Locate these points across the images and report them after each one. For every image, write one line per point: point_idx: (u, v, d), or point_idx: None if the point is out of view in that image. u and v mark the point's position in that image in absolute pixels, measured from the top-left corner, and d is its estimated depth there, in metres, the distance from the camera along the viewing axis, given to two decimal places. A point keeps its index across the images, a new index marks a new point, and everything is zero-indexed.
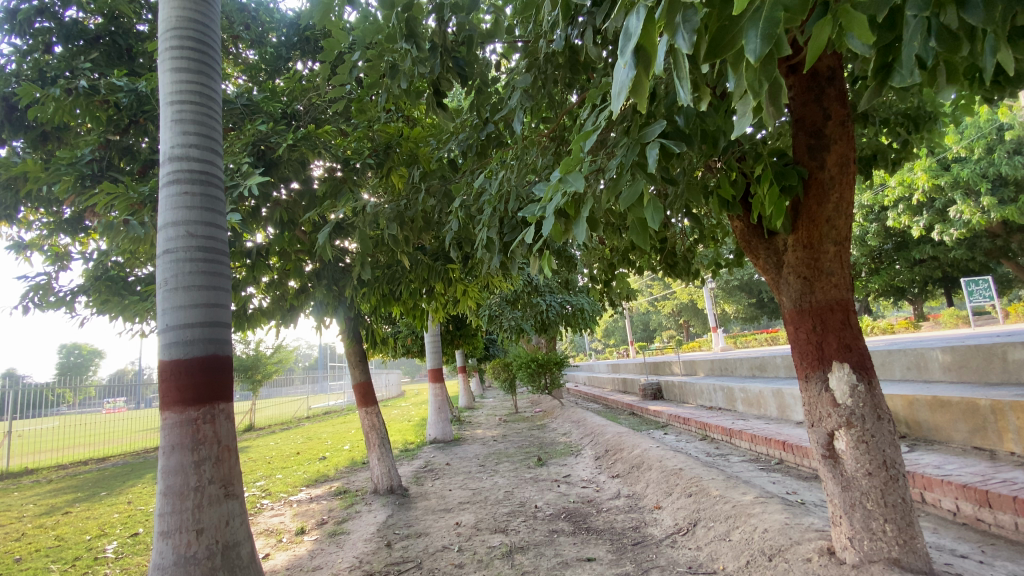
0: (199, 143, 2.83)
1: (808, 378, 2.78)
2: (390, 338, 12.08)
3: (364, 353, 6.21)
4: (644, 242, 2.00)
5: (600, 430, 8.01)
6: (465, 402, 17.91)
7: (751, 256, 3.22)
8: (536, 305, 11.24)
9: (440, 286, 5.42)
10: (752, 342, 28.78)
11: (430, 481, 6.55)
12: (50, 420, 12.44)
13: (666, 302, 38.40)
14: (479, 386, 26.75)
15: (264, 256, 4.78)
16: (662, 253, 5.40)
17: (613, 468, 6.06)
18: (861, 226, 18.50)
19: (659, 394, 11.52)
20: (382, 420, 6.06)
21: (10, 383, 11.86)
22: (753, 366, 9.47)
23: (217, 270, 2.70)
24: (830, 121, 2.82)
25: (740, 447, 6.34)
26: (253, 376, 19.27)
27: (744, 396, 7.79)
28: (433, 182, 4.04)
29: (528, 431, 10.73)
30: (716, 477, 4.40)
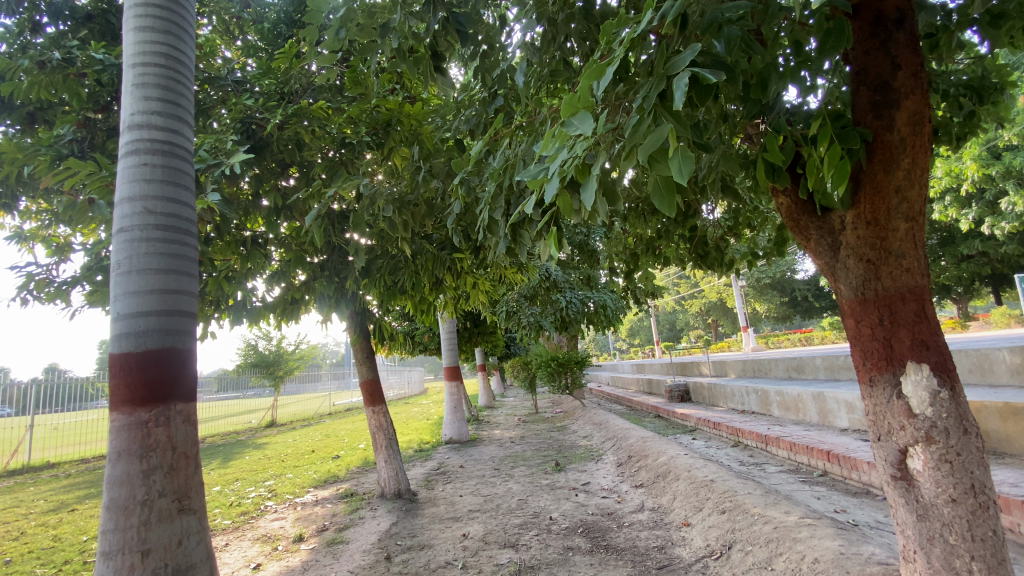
0: (163, 111, 2.51)
1: (873, 382, 2.30)
2: (405, 335, 11.83)
3: (371, 350, 5.91)
4: (668, 207, 1.59)
5: (623, 434, 7.55)
6: (485, 401, 17.57)
7: (800, 238, 2.74)
8: (556, 302, 10.80)
9: (451, 278, 5.05)
10: (784, 342, 27.62)
11: (440, 485, 6.19)
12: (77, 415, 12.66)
13: (693, 301, 37.39)
14: (500, 385, 26.41)
15: (260, 245, 4.49)
16: (691, 243, 4.91)
17: (636, 476, 5.60)
18: None
19: (686, 395, 10.94)
20: (390, 420, 5.74)
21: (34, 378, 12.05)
22: (789, 368, 8.83)
23: (178, 253, 2.40)
24: (900, 71, 2.34)
25: (777, 456, 5.79)
26: (275, 372, 19.39)
27: (780, 399, 7.21)
28: (436, 162, 3.66)
29: (548, 433, 10.31)
30: (753, 492, 3.90)
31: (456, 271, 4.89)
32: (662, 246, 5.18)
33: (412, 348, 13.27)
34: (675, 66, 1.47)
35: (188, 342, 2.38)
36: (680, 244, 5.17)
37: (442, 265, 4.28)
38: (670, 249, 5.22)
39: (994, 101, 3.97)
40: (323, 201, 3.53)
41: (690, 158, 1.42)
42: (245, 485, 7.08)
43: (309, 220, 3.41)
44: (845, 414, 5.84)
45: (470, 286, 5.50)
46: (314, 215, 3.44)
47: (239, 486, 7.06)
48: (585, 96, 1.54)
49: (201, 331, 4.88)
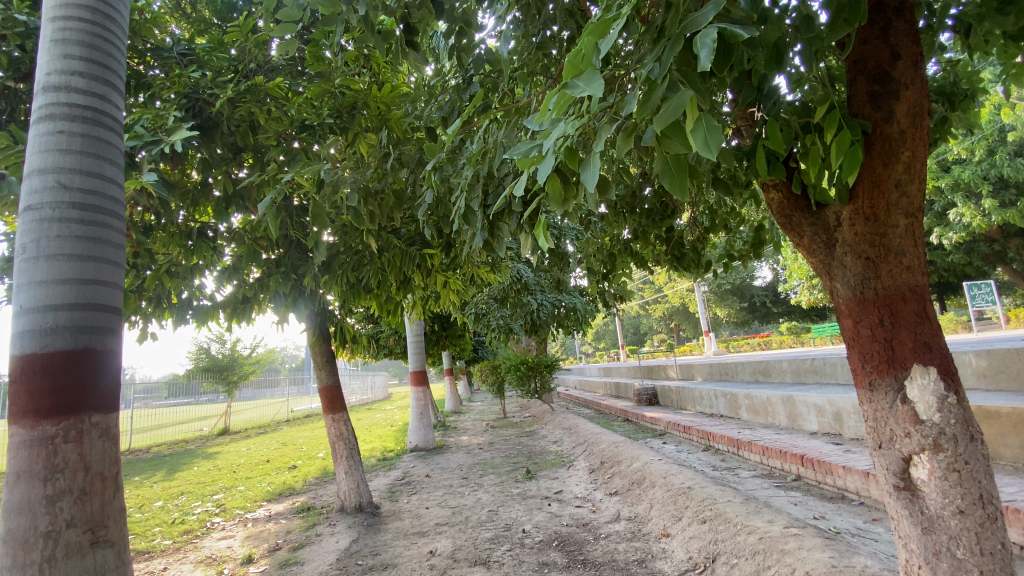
0: (87, 72, 2.16)
1: (873, 386, 2.17)
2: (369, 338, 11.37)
3: (332, 353, 5.53)
4: (680, 190, 1.40)
5: (595, 439, 7.40)
6: (451, 406, 17.17)
7: (791, 235, 2.61)
8: (526, 304, 10.58)
9: (419, 276, 4.76)
10: (744, 346, 28.33)
11: (405, 496, 5.85)
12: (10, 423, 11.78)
13: (657, 305, 37.98)
14: (466, 389, 26.00)
15: (209, 237, 4.09)
16: (668, 244, 4.81)
17: (610, 483, 5.43)
18: None
19: (654, 399, 10.92)
20: (351, 428, 5.38)
21: None
22: (755, 372, 8.89)
23: (100, 236, 2.07)
24: (900, 60, 2.23)
25: (749, 460, 5.74)
26: (228, 378, 18.37)
27: (749, 402, 7.22)
28: (407, 149, 3.39)
29: (516, 438, 10.08)
30: (734, 500, 3.78)
31: (424, 269, 4.60)
32: (638, 246, 5.05)
33: (376, 351, 12.79)
34: (694, 25, 1.27)
35: (110, 342, 2.04)
36: (657, 244, 5.06)
37: (411, 260, 3.99)
38: (646, 249, 5.09)
39: (966, 107, 4.00)
40: (280, 187, 3.19)
41: (717, 128, 1.22)
42: (190, 500, 6.54)
43: (262, 208, 3.07)
44: (814, 418, 5.86)
45: (439, 285, 5.22)
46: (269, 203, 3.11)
47: (184, 501, 6.50)
48: (590, 55, 1.32)
49: (140, 332, 4.41)
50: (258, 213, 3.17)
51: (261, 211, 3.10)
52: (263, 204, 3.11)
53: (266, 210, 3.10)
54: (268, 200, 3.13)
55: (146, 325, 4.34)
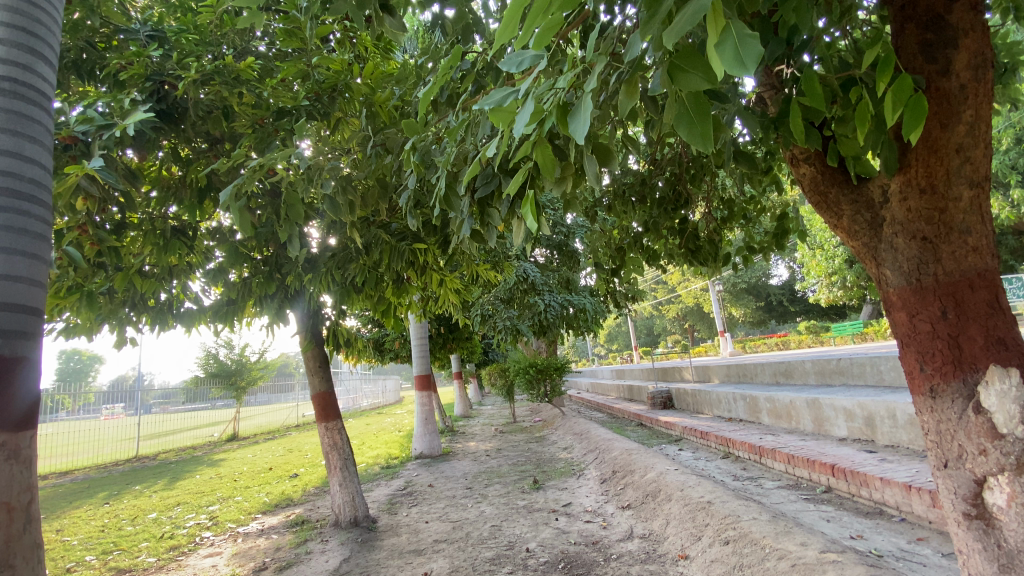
0: (7, 38, 1.86)
1: (937, 392, 1.80)
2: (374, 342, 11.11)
3: (325, 358, 5.25)
4: (702, 136, 1.07)
5: (606, 445, 7.02)
6: (460, 410, 16.83)
7: (827, 216, 2.24)
8: (534, 305, 10.23)
9: (413, 276, 4.44)
10: (761, 347, 27.57)
11: (404, 509, 5.53)
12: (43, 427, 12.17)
13: (671, 306, 37.36)
14: (477, 393, 25.65)
15: (188, 236, 3.83)
16: (681, 236, 4.47)
17: (622, 495, 5.06)
18: None
19: (669, 403, 10.48)
20: (346, 437, 5.08)
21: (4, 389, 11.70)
22: (776, 373, 8.41)
23: (15, 224, 1.77)
24: (957, 3, 1.86)
25: (773, 469, 5.33)
26: (236, 383, 18.15)
27: (771, 406, 6.78)
28: (391, 133, 3.07)
29: (525, 444, 9.72)
30: (760, 517, 3.39)
31: (418, 268, 4.28)
32: (650, 240, 4.68)
33: (382, 355, 12.51)
34: None
35: (26, 348, 1.75)
36: (669, 237, 4.70)
37: (400, 256, 3.67)
38: (658, 243, 4.74)
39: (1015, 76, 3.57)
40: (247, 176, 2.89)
41: (750, 40, 0.89)
42: (184, 512, 6.29)
43: (225, 201, 2.77)
44: (843, 423, 5.43)
45: (437, 284, 4.89)
46: (233, 194, 2.81)
47: (177, 514, 6.24)
48: None
49: (119, 338, 4.16)
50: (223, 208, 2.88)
51: (223, 206, 2.80)
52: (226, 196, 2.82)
53: (231, 204, 2.80)
54: (232, 190, 2.84)
55: (122, 330, 4.09)
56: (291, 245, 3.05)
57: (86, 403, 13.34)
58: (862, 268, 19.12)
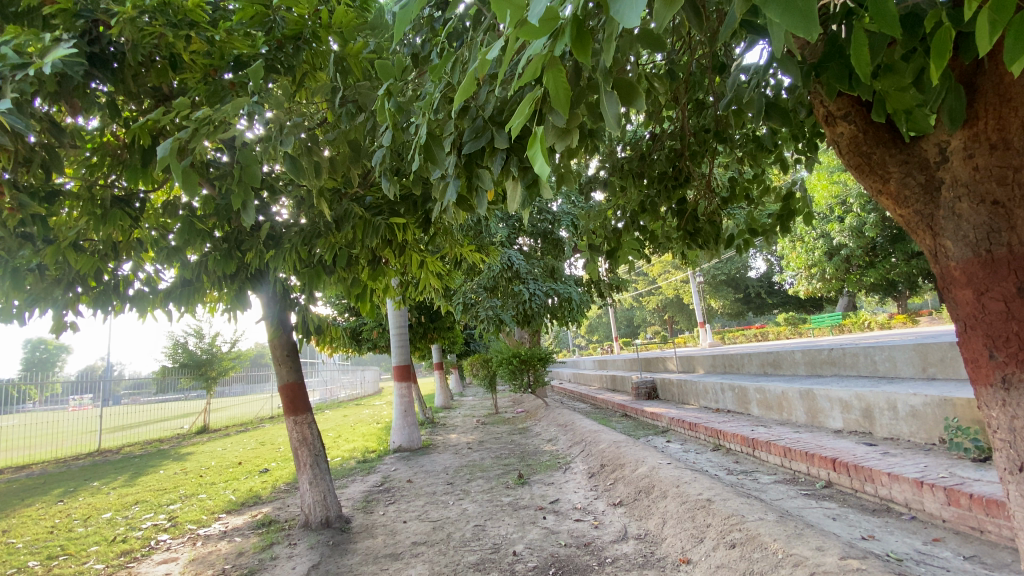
0: None
1: (1013, 381, 1.60)
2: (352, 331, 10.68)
3: (293, 347, 4.83)
4: (805, 17, 0.77)
5: (592, 438, 6.76)
6: (441, 401, 16.48)
7: (870, 181, 1.97)
8: (518, 294, 9.88)
9: (391, 258, 4.06)
10: (740, 338, 27.80)
11: (381, 507, 5.16)
12: (11, 418, 11.74)
13: (652, 297, 37.50)
14: (458, 383, 25.37)
15: (132, 206, 3.37)
16: (680, 217, 4.17)
17: (613, 490, 4.79)
18: (859, 217, 17.82)
19: (654, 394, 10.29)
20: (316, 432, 4.69)
21: None
22: (765, 364, 8.15)
23: None
24: None
25: (767, 463, 5.13)
26: (207, 374, 17.41)
27: (761, 397, 6.60)
28: (364, 87, 2.69)
29: (508, 436, 9.43)
30: (766, 517, 3.14)
31: (396, 249, 3.89)
32: (646, 221, 4.37)
33: (359, 345, 12.04)
34: None
35: None
36: (665, 217, 4.41)
37: (376, 231, 3.28)
38: (654, 225, 4.44)
39: None
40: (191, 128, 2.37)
41: None
42: (141, 512, 5.83)
43: (164, 156, 2.24)
44: (839, 414, 5.25)
45: (417, 267, 4.50)
46: (174, 148, 2.27)
47: (134, 514, 5.77)
48: None
49: (56, 322, 3.69)
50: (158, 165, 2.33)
51: (161, 162, 2.26)
52: (164, 150, 2.27)
53: (171, 161, 2.26)
54: (171, 144, 2.29)
55: (59, 312, 3.61)
56: (246, 216, 2.60)
57: (52, 394, 12.81)
58: (841, 261, 19.32)
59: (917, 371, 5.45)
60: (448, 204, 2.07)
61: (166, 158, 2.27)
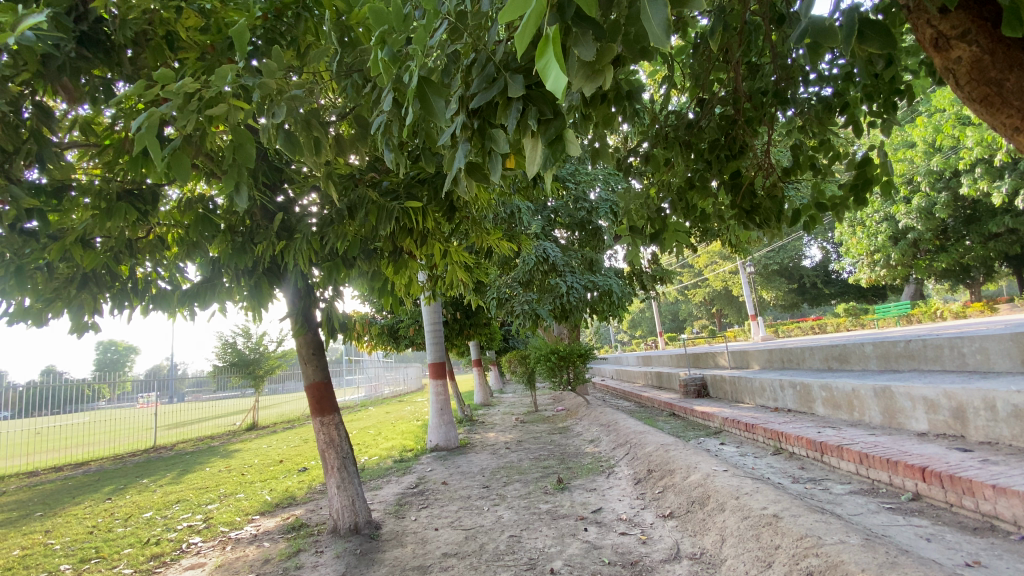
0: None
1: None
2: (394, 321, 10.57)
3: (319, 345, 4.63)
4: None
5: (637, 439, 6.31)
6: (481, 399, 16.29)
7: (1004, 117, 1.55)
8: (554, 288, 9.45)
9: (413, 248, 3.76)
10: (794, 330, 26.29)
11: (412, 512, 4.92)
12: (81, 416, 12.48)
13: (697, 290, 36.08)
14: (498, 380, 25.24)
15: (140, 199, 3.22)
16: (734, 192, 3.68)
17: (662, 499, 4.35)
18: (928, 197, 16.40)
19: (704, 391, 9.66)
20: (344, 434, 4.47)
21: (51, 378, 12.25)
22: (828, 357, 7.46)
23: None
24: None
25: (838, 469, 4.56)
26: (254, 372, 17.89)
27: (827, 394, 5.95)
28: (366, 51, 2.40)
29: (548, 436, 9.06)
30: (849, 540, 2.63)
31: (417, 237, 3.59)
32: (694, 200, 3.90)
33: (397, 343, 11.94)
34: None
35: None
36: (717, 194, 3.92)
37: (389, 216, 2.98)
38: (704, 203, 3.96)
39: None
40: (174, 103, 2.11)
41: None
42: (181, 512, 5.83)
43: (140, 134, 2.00)
44: (923, 415, 4.60)
45: (442, 258, 4.19)
46: (153, 124, 2.02)
47: (173, 514, 5.77)
48: None
49: (77, 324, 3.62)
50: (137, 145, 2.09)
51: (138, 142, 2.02)
52: (142, 127, 2.02)
53: (150, 139, 2.01)
54: (149, 119, 2.05)
55: (78, 314, 3.52)
56: (237, 199, 2.35)
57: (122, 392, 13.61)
58: (907, 246, 17.82)
59: (1015, 365, 4.69)
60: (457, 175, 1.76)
61: (143, 137, 2.02)
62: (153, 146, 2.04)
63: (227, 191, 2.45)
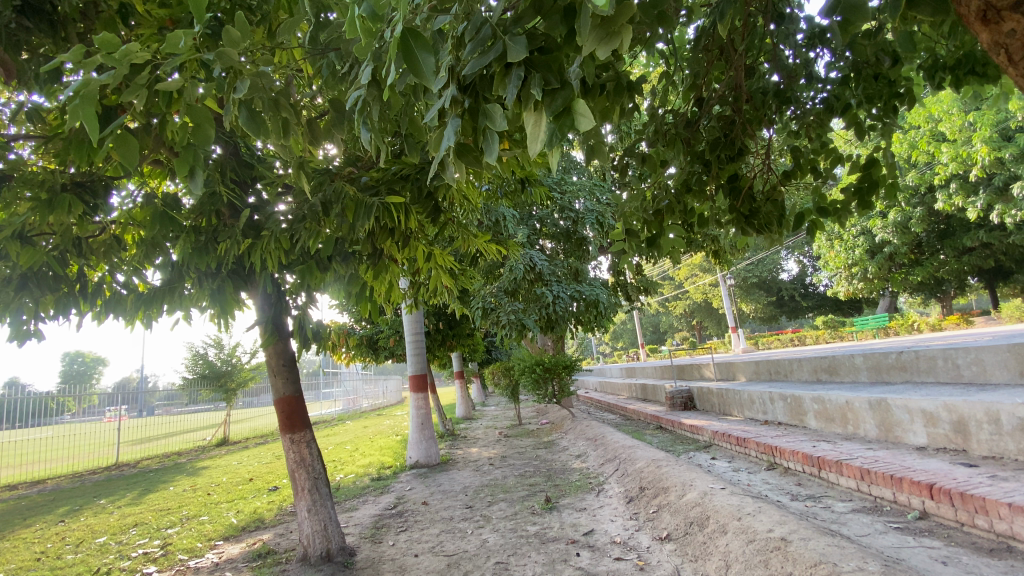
0: None
1: None
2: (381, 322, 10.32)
3: (289, 355, 4.29)
4: None
5: (627, 454, 6.08)
6: (463, 412, 15.89)
7: None
8: (540, 298, 9.22)
9: (394, 251, 3.49)
10: (775, 343, 26.52)
11: (391, 536, 4.58)
12: (43, 430, 11.80)
13: (679, 302, 36.30)
14: (480, 393, 24.82)
15: (90, 192, 2.90)
16: (735, 195, 3.52)
17: (657, 519, 4.11)
18: (904, 211, 16.76)
19: (691, 404, 9.49)
20: (315, 452, 4.14)
21: (13, 390, 11.63)
22: (817, 369, 7.36)
23: None
24: None
25: (837, 486, 4.40)
26: (227, 385, 17.16)
27: (820, 407, 5.82)
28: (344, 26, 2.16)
29: (533, 451, 8.75)
30: (868, 567, 2.42)
31: (399, 239, 3.32)
32: (692, 203, 3.74)
33: (377, 355, 11.53)
34: None
35: None
36: (714, 198, 3.76)
37: (368, 212, 2.71)
38: (702, 207, 3.80)
39: None
40: (116, 72, 1.82)
41: None
42: (137, 536, 5.36)
43: (73, 105, 1.71)
44: (922, 428, 4.47)
45: (425, 261, 3.92)
46: (89, 94, 1.73)
47: (129, 539, 5.30)
48: None
49: (18, 331, 3.25)
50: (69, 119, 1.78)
51: (71, 114, 1.72)
52: (76, 96, 1.72)
53: (86, 112, 1.72)
54: (84, 89, 1.75)
55: (18, 318, 3.16)
56: (190, 185, 2.05)
57: (89, 405, 12.96)
58: (884, 259, 18.09)
59: (1013, 376, 4.61)
60: (445, 158, 1.54)
61: (77, 110, 1.73)
62: (89, 121, 1.74)
63: (181, 178, 2.15)
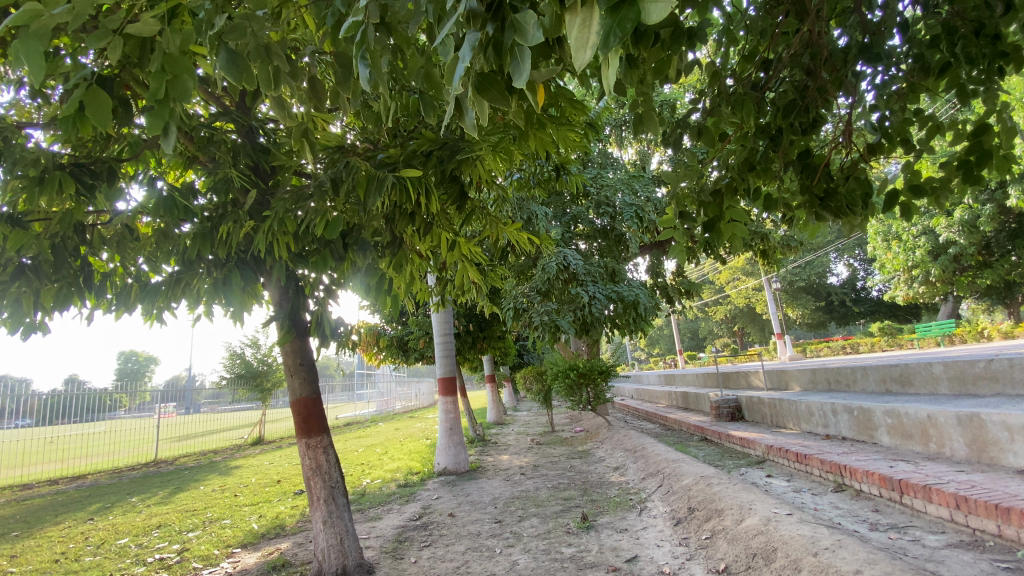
0: None
1: None
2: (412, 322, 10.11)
3: (306, 354, 4.00)
4: None
5: (670, 468, 5.56)
6: (495, 416, 15.52)
7: None
8: (575, 298, 8.75)
9: (415, 239, 3.14)
10: (824, 351, 25.05)
11: (413, 552, 4.24)
12: (99, 424, 12.18)
13: (719, 307, 34.91)
14: (513, 397, 24.40)
15: (90, 174, 2.70)
16: (808, 172, 3.01)
17: (711, 547, 3.61)
18: (971, 209, 15.43)
19: (738, 414, 8.81)
20: (331, 460, 3.83)
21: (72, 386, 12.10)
22: (886, 378, 6.62)
23: None
24: None
25: (925, 515, 3.77)
26: (263, 385, 17.30)
27: (894, 422, 5.14)
28: None
29: (567, 461, 8.28)
30: None
31: (420, 225, 2.98)
32: (756, 183, 3.26)
33: (407, 357, 11.30)
34: None
35: None
36: (782, 179, 3.27)
37: (381, 188, 2.38)
38: (768, 188, 3.30)
39: None
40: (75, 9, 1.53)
41: None
42: (157, 539, 5.20)
43: (17, 44, 1.43)
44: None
45: (450, 252, 3.56)
46: (36, 31, 1.44)
47: (149, 541, 5.15)
48: None
49: (22, 323, 3.08)
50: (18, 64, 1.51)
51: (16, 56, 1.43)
52: (21, 34, 1.44)
53: (31, 52, 1.44)
54: (32, 26, 1.46)
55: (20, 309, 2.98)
56: (163, 146, 1.77)
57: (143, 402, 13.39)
58: (949, 261, 16.70)
59: None
60: (458, 91, 1.18)
61: (22, 50, 1.44)
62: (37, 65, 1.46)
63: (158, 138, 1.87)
